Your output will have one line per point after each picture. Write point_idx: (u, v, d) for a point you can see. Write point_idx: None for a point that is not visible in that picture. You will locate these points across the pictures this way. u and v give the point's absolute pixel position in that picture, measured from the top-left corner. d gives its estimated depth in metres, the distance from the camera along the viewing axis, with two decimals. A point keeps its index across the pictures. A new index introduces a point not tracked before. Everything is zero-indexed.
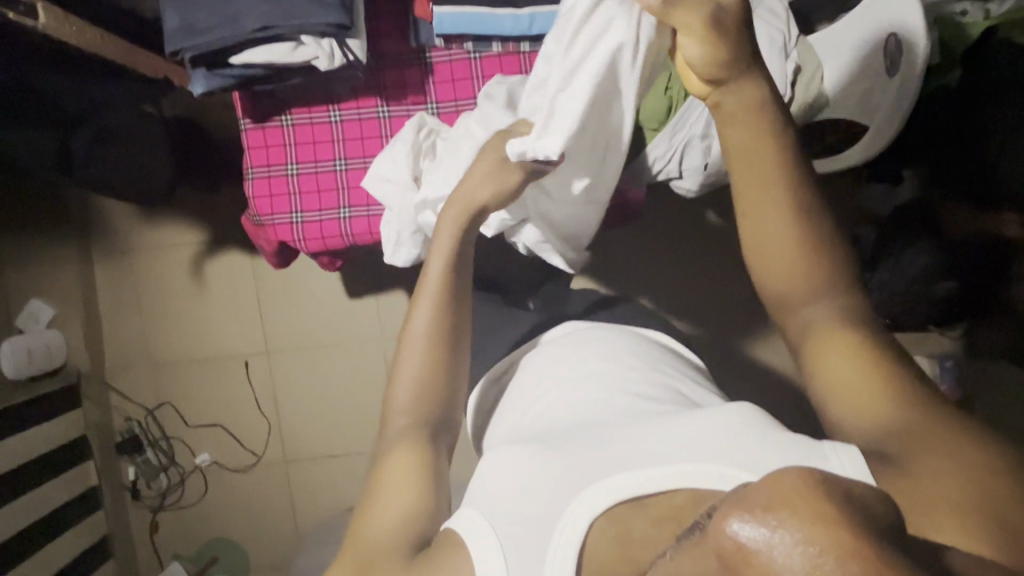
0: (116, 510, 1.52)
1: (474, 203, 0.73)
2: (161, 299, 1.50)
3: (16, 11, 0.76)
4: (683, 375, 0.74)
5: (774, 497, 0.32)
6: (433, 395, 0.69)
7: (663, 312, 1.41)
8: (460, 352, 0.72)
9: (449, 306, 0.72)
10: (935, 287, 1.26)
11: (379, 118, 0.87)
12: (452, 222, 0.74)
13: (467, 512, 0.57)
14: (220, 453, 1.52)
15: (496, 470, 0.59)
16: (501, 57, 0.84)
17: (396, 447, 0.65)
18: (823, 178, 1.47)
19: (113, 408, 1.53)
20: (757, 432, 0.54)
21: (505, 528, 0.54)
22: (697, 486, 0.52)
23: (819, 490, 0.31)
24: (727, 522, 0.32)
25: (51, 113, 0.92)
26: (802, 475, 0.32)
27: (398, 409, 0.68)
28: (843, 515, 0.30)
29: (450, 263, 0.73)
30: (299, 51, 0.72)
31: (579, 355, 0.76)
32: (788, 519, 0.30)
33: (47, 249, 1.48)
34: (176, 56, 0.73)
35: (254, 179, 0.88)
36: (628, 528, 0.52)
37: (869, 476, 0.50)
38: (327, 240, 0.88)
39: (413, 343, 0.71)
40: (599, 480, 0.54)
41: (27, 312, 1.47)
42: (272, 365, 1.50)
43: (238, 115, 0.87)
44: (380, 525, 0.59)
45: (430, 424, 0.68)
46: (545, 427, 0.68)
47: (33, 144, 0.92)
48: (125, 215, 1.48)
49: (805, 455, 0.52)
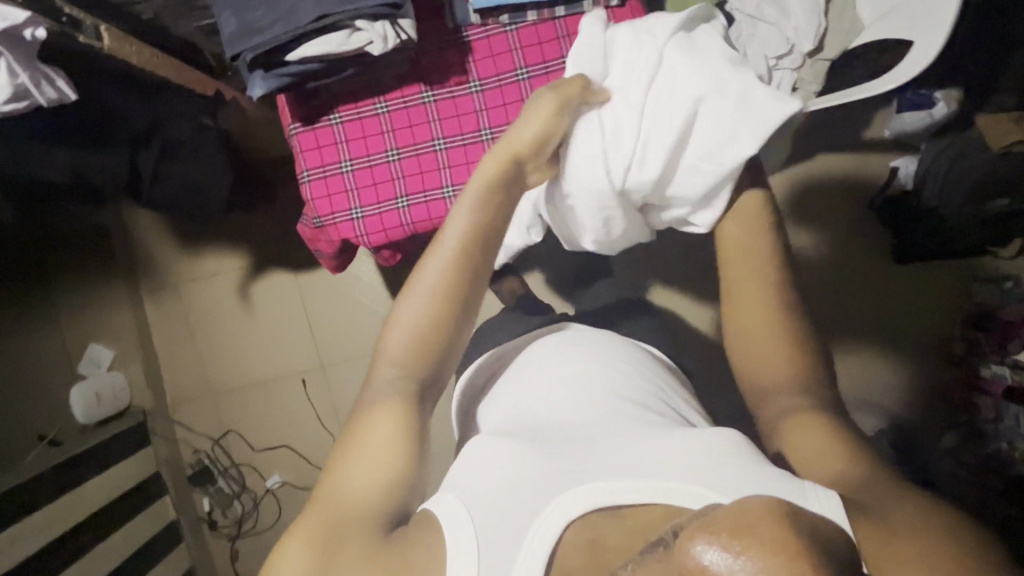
0: (197, 543, 1.53)
1: (514, 151, 0.70)
2: (213, 328, 1.52)
3: (86, 36, 0.83)
4: (672, 387, 0.75)
5: (738, 524, 0.34)
6: (423, 363, 0.65)
7: (701, 273, 1.40)
8: (464, 327, 0.67)
9: (465, 268, 0.66)
10: (989, 205, 1.20)
11: (425, 104, 0.88)
12: (474, 198, 0.68)
13: (445, 497, 0.59)
14: (289, 472, 1.53)
15: (480, 462, 0.62)
16: (536, 26, 0.87)
17: (376, 404, 0.62)
18: (856, 113, 1.44)
19: (180, 442, 1.55)
20: (734, 461, 0.56)
21: (479, 517, 0.55)
22: (672, 503, 0.52)
23: (788, 526, 0.33)
24: (692, 544, 0.35)
25: (123, 133, 0.97)
26: (769, 504, 0.35)
27: (385, 361, 0.65)
28: (804, 549, 0.33)
29: (479, 217, 0.67)
30: (354, 38, 0.74)
31: (572, 354, 0.77)
32: (752, 545, 0.33)
33: (98, 292, 1.51)
34: (236, 61, 0.76)
35: (310, 181, 0.89)
36: (600, 534, 0.52)
37: (847, 523, 0.49)
38: (388, 232, 0.89)
39: (415, 296, 0.66)
40: (577, 486, 0.54)
41: (89, 357, 1.51)
42: (329, 380, 1.51)
43: (287, 120, 0.88)
44: (348, 493, 0.58)
45: (418, 388, 0.64)
46: (534, 416, 0.69)
47: (107, 166, 0.97)
48: (169, 249, 1.51)
49: (783, 490, 0.52)
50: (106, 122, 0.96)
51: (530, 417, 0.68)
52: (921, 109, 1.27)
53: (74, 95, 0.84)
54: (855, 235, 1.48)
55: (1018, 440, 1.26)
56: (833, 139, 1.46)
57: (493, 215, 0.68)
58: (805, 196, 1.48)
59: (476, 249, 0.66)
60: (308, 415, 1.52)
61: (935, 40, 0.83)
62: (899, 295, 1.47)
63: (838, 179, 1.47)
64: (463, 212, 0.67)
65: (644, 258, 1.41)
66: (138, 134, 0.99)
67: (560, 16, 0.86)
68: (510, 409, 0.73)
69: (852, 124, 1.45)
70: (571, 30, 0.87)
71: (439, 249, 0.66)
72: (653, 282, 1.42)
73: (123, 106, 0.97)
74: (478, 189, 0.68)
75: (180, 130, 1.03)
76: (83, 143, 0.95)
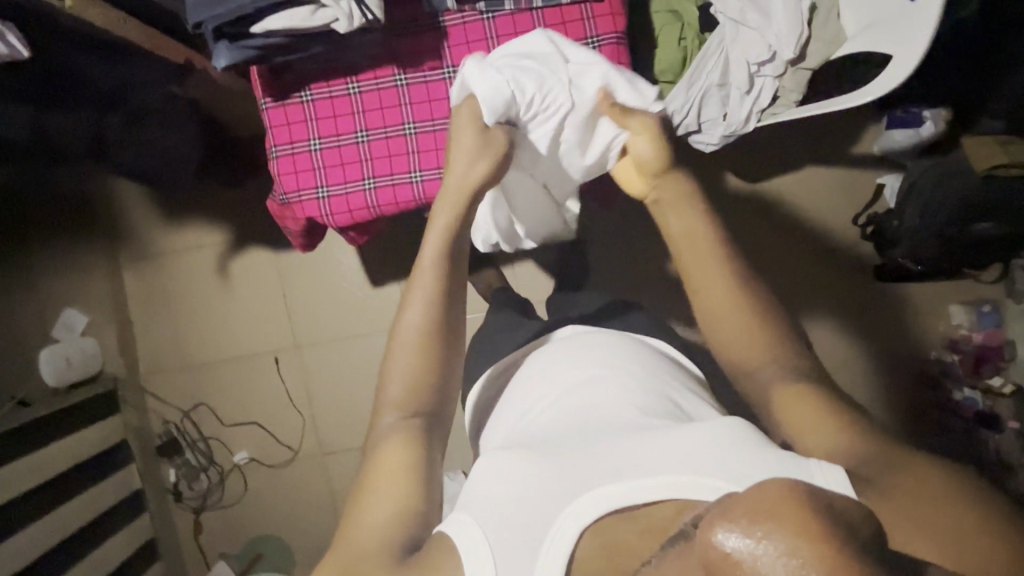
0: (162, 513, 1.54)
1: (466, 186, 0.75)
2: (190, 299, 1.53)
3: None
4: (676, 376, 0.76)
5: (757, 511, 0.34)
6: (423, 392, 0.67)
7: (675, 279, 1.42)
8: (457, 327, 0.71)
9: (443, 291, 0.71)
10: (973, 229, 1.21)
11: (397, 87, 0.88)
12: (438, 231, 0.73)
13: (461, 516, 0.57)
14: (258, 450, 1.53)
15: (488, 475, 0.60)
16: (513, 15, 0.87)
17: (385, 444, 0.64)
18: (845, 129, 1.44)
19: (151, 411, 1.55)
20: (742, 446, 0.56)
21: (495, 534, 0.55)
22: (687, 496, 0.53)
23: (801, 504, 0.34)
24: (713, 533, 0.35)
25: (86, 92, 0.98)
26: (785, 488, 0.35)
27: (388, 407, 0.67)
28: (822, 529, 0.33)
29: (446, 247, 0.72)
30: (319, 15, 0.75)
31: (580, 354, 0.78)
32: (772, 531, 0.33)
33: (75, 257, 1.51)
34: (201, 29, 0.76)
35: (278, 157, 0.89)
36: (615, 537, 0.53)
37: (852, 489, 0.52)
38: (354, 213, 0.90)
39: (403, 333, 0.69)
40: (587, 491, 0.55)
41: (63, 322, 1.50)
42: (302, 361, 1.52)
43: (258, 95, 0.88)
44: (368, 525, 0.59)
45: (420, 415, 0.66)
46: (543, 422, 0.69)
47: (70, 126, 0.99)
48: (148, 220, 1.51)
49: (790, 468, 0.54)
50: (65, 78, 0.94)
51: (537, 426, 0.69)
52: (910, 127, 1.27)
53: (26, 53, 0.82)
54: (836, 251, 1.47)
55: (985, 462, 1.35)
56: (819, 152, 1.45)
57: (456, 244, 0.74)
58: (788, 206, 1.47)
59: (450, 263, 0.72)
60: (282, 395, 1.53)
61: (909, 61, 0.83)
62: (878, 311, 1.46)
63: (823, 192, 1.46)
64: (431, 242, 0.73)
65: (621, 260, 1.43)
66: (103, 96, 1.01)
67: (537, 8, 0.86)
68: (519, 420, 0.75)
69: (840, 138, 1.45)
70: (548, 22, 0.87)
71: (416, 282, 0.71)
72: (625, 280, 1.43)
73: (88, 70, 0.96)
74: (443, 224, 0.73)
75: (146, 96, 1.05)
76: (49, 104, 0.94)
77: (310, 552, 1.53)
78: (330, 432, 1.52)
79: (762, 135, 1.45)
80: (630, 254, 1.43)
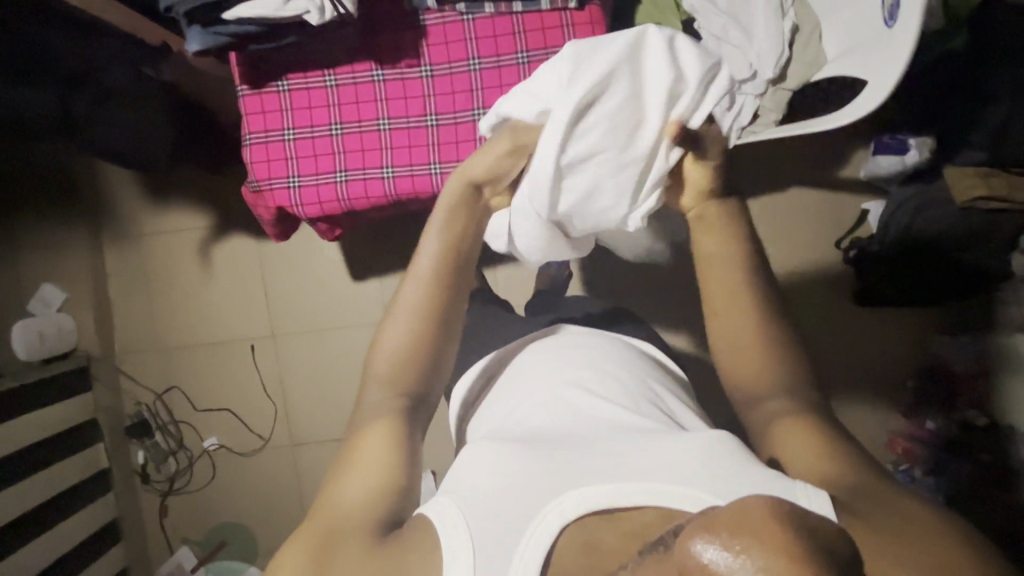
0: (128, 493, 1.54)
1: (469, 176, 0.71)
2: (169, 283, 1.53)
3: None
4: (657, 381, 0.76)
5: (740, 524, 0.33)
6: (410, 374, 0.66)
7: (657, 290, 1.43)
8: (455, 321, 0.69)
9: (441, 283, 0.67)
10: (956, 257, 1.20)
11: (374, 82, 0.89)
12: (442, 209, 0.70)
13: (442, 499, 0.58)
14: (229, 437, 1.53)
15: (475, 464, 0.61)
16: (493, 18, 0.87)
17: (372, 421, 0.64)
18: (833, 152, 1.44)
19: (124, 392, 1.55)
20: (726, 462, 0.55)
21: (474, 524, 0.55)
22: (667, 504, 0.52)
23: (783, 524, 0.32)
24: (692, 543, 0.33)
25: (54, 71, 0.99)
26: (768, 505, 0.33)
27: (374, 382, 0.66)
28: (800, 548, 0.31)
29: (452, 235, 0.69)
30: (291, 6, 0.75)
31: (572, 356, 0.77)
32: (752, 545, 0.32)
33: (57, 234, 1.51)
34: (174, 13, 0.78)
35: (252, 144, 0.90)
36: (596, 538, 0.52)
37: (834, 515, 0.50)
38: (324, 204, 0.90)
39: (398, 316, 0.67)
40: (573, 489, 0.55)
41: (38, 296, 1.51)
42: (280, 349, 1.52)
43: (236, 82, 0.89)
44: (349, 499, 0.59)
45: (409, 397, 0.66)
46: (533, 421, 0.68)
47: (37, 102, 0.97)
48: (132, 201, 1.51)
49: (773, 488, 0.53)
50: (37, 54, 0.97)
51: (525, 424, 0.68)
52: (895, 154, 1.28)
53: None
54: (819, 272, 1.47)
55: None
56: (807, 173, 1.46)
57: (467, 233, 0.70)
58: (773, 225, 1.47)
59: (458, 253, 0.69)
60: (258, 383, 1.52)
61: (884, 86, 0.83)
62: (858, 334, 1.46)
63: (809, 213, 1.46)
64: (433, 230, 0.69)
65: (605, 268, 1.43)
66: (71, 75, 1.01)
67: (517, 12, 0.86)
68: (499, 420, 0.73)
69: (828, 161, 1.45)
70: (527, 27, 0.87)
71: (414, 270, 0.68)
72: (606, 287, 1.43)
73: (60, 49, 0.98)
74: (445, 209, 0.70)
75: (118, 76, 1.05)
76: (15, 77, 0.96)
77: (274, 543, 1.53)
78: (302, 422, 1.52)
79: (751, 154, 1.46)
80: (614, 263, 1.43)
